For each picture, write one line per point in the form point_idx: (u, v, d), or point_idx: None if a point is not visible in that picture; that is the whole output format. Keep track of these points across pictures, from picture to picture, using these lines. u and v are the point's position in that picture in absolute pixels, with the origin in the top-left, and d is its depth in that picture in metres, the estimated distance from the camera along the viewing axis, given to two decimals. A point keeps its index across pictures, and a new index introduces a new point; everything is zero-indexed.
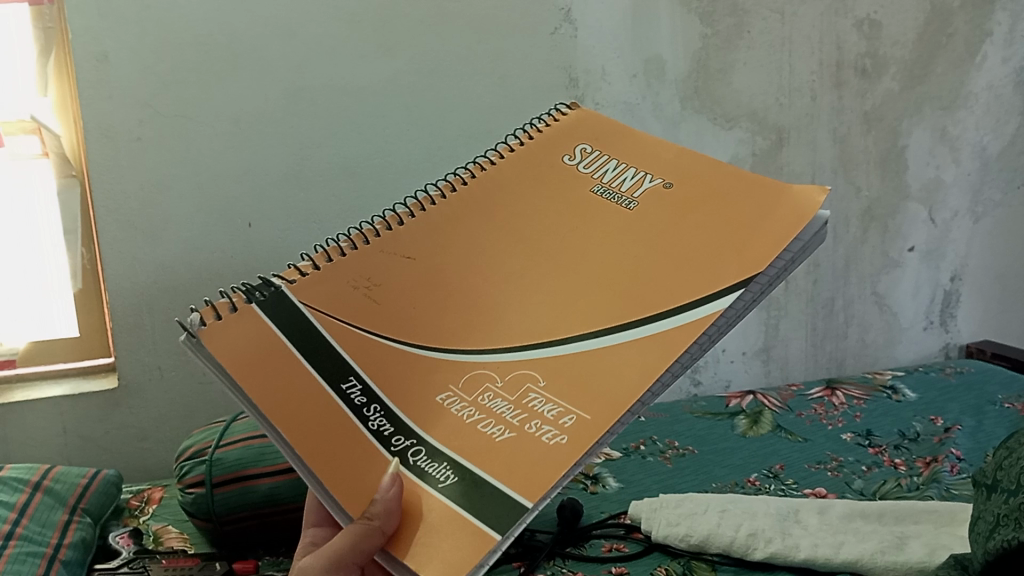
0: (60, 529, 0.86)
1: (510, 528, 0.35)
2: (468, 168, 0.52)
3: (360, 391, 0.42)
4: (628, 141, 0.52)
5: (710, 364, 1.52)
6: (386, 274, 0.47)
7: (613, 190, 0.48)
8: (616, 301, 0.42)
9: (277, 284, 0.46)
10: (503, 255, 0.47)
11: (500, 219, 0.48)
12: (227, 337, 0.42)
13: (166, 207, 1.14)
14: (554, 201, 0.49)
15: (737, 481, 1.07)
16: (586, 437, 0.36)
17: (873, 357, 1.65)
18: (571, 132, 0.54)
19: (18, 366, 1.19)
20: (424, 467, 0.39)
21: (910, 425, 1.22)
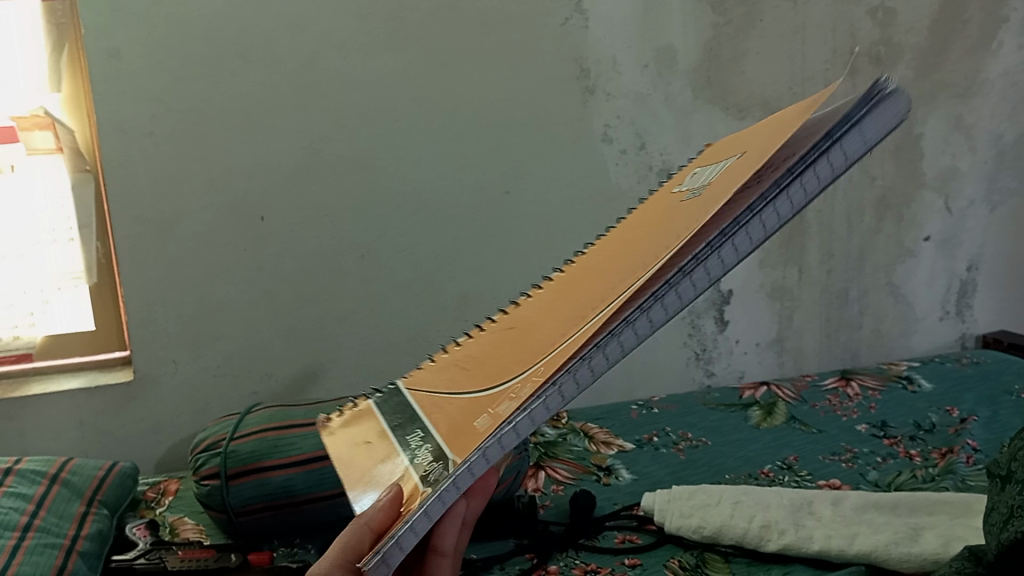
0: (77, 521, 0.86)
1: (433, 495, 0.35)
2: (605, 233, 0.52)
3: (420, 436, 0.42)
4: (732, 145, 0.48)
5: (723, 354, 1.52)
6: (482, 335, 0.48)
7: (689, 184, 0.45)
8: (622, 272, 0.38)
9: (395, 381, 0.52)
10: (568, 286, 0.45)
11: (588, 258, 0.47)
12: (344, 424, 0.50)
13: (178, 202, 1.14)
14: (637, 221, 0.46)
15: (750, 472, 1.07)
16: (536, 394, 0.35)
17: (888, 347, 1.64)
18: (709, 156, 0.50)
19: (35, 360, 1.21)
20: (429, 472, 0.38)
21: (926, 416, 1.21)
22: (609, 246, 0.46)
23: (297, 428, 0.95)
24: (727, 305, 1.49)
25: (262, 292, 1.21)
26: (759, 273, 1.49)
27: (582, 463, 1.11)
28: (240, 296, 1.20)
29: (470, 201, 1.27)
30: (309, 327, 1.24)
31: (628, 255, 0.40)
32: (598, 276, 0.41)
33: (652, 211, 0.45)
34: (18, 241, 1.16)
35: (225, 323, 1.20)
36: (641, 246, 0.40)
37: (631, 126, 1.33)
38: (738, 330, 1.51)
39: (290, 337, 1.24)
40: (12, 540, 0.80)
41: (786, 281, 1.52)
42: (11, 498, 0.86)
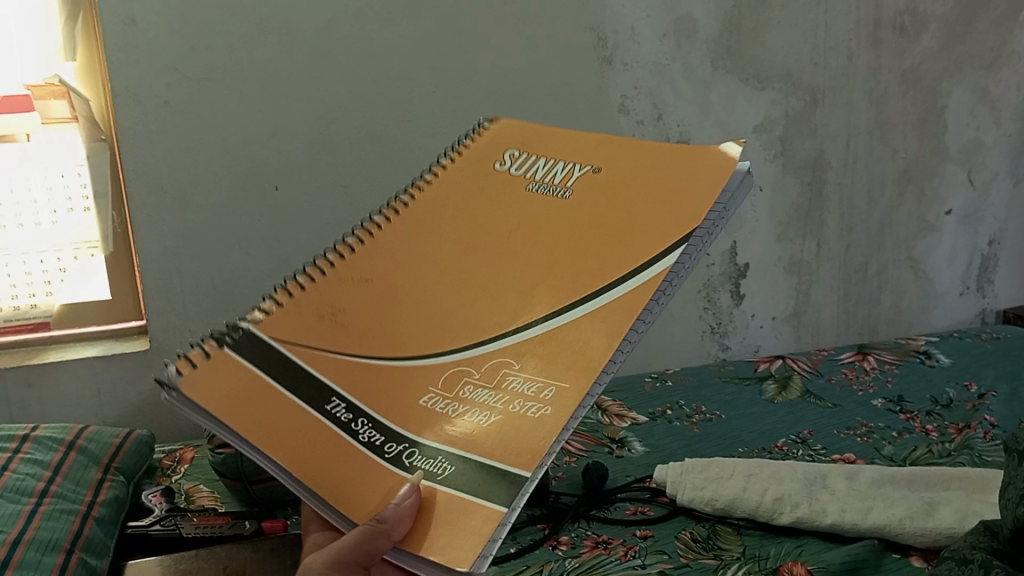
0: (94, 487, 0.87)
1: (516, 500, 0.39)
2: (407, 191, 0.54)
3: (344, 408, 0.43)
4: (550, 143, 0.57)
5: (740, 328, 1.51)
6: (350, 299, 0.47)
7: (548, 184, 0.53)
8: (569, 267, 0.47)
9: (243, 325, 0.44)
10: (461, 260, 0.50)
11: (447, 231, 0.51)
12: (207, 381, 0.41)
13: (194, 171, 1.14)
14: (496, 205, 0.52)
15: (764, 446, 1.06)
16: (567, 403, 0.42)
17: (907, 323, 1.62)
18: (501, 139, 0.58)
19: (53, 328, 1.22)
20: (422, 465, 0.42)
21: (944, 390, 1.20)
22: (485, 225, 0.51)
23: None
24: (744, 278, 1.48)
25: (278, 262, 1.21)
26: (777, 246, 1.48)
27: (595, 435, 1.11)
28: (256, 267, 1.20)
29: None
30: None
31: (554, 258, 0.48)
32: (524, 262, 0.49)
33: (514, 204, 0.52)
34: (37, 209, 1.17)
35: (242, 293, 1.20)
36: (567, 242, 0.49)
37: (649, 97, 1.32)
38: (754, 304, 1.50)
39: None
40: (30, 506, 0.80)
41: (804, 254, 1.50)
42: (28, 465, 0.86)
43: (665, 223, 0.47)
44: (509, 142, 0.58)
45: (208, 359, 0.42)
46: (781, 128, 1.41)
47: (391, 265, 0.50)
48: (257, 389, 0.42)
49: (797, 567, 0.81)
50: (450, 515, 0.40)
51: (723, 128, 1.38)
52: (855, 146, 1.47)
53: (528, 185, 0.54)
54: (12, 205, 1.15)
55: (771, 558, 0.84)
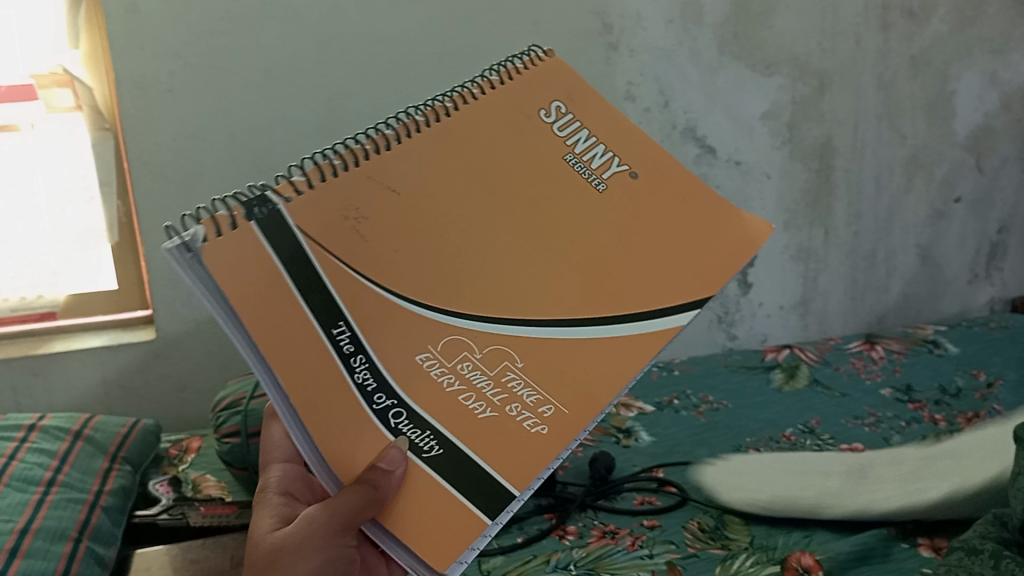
0: (101, 476, 0.87)
1: (500, 516, 0.41)
2: (450, 98, 0.51)
3: (349, 337, 0.43)
4: (604, 112, 0.54)
5: (747, 317, 1.50)
6: (373, 205, 0.45)
7: (583, 165, 0.52)
8: (579, 277, 0.48)
9: (276, 201, 0.42)
10: (485, 208, 0.48)
11: (479, 167, 0.49)
12: (230, 258, 0.40)
13: (199, 159, 1.13)
14: (528, 161, 0.50)
15: (771, 436, 1.07)
16: (562, 430, 0.44)
17: (916, 311, 1.61)
18: (555, 79, 0.54)
19: (59, 317, 1.21)
20: (408, 433, 0.43)
21: (952, 378, 1.19)
22: (516, 183, 0.50)
23: None
24: (752, 266, 1.47)
25: None
26: (785, 234, 1.47)
27: (602, 425, 1.11)
28: None
29: None
30: None
31: (570, 257, 0.49)
32: (542, 248, 0.48)
33: (546, 169, 0.51)
34: (37, 202, 1.16)
35: None
36: (583, 241, 0.49)
37: (656, 83, 1.30)
38: (761, 292, 1.49)
39: None
40: (38, 495, 0.80)
41: (812, 242, 1.49)
42: (36, 454, 0.86)
43: (682, 278, 0.49)
44: (558, 89, 0.54)
45: (234, 230, 0.41)
46: (789, 114, 1.40)
47: (417, 180, 0.47)
48: (274, 291, 0.41)
49: (805, 557, 0.81)
50: (431, 501, 0.41)
51: (731, 114, 1.37)
52: (864, 132, 1.46)
53: (564, 153, 0.52)
54: (12, 197, 1.15)
55: (779, 547, 0.84)
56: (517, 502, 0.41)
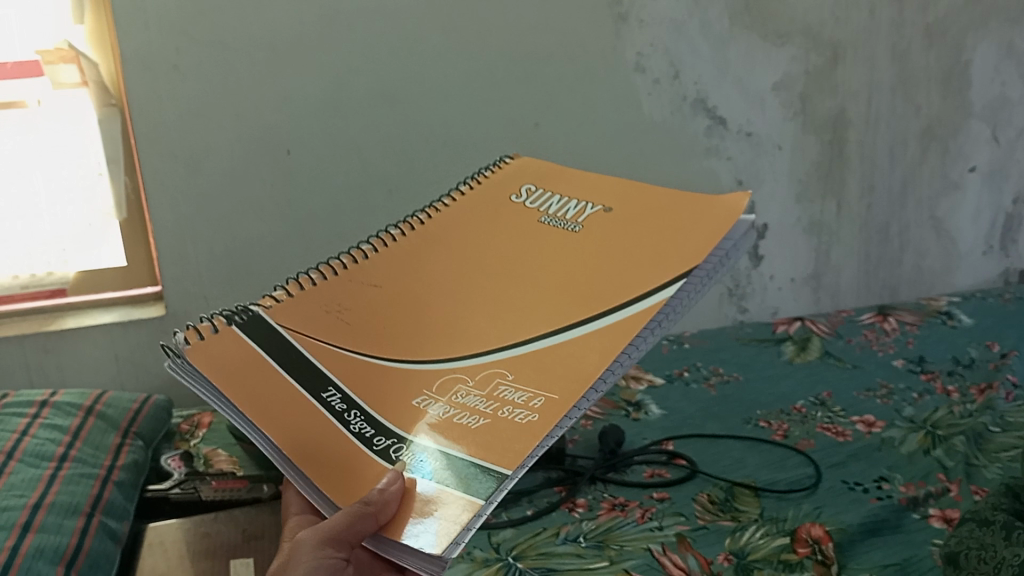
0: (113, 452, 0.87)
1: (493, 494, 0.44)
2: (417, 216, 0.64)
3: (339, 398, 0.51)
4: (561, 189, 0.66)
5: (758, 290, 1.49)
6: (356, 299, 0.56)
7: (559, 219, 0.63)
8: (563, 300, 0.55)
9: (254, 309, 0.54)
10: (455, 281, 0.59)
11: (452, 252, 0.61)
12: (215, 353, 0.50)
13: (206, 136, 1.13)
14: (498, 240, 0.62)
15: (783, 408, 1.06)
16: (553, 412, 0.47)
17: (929, 284, 1.60)
18: (506, 185, 0.68)
19: (70, 294, 1.22)
20: (408, 458, 0.48)
21: (965, 350, 1.18)
22: (483, 258, 0.60)
23: None
24: (763, 239, 1.46)
25: (292, 226, 1.21)
26: (797, 206, 1.46)
27: (612, 399, 1.10)
28: (272, 233, 1.20)
29: (499, 145, 1.26)
30: None
31: (542, 295, 0.56)
32: (519, 287, 0.57)
33: (510, 242, 0.62)
34: (37, 202, 1.17)
35: (255, 258, 1.21)
36: (561, 278, 0.57)
37: (665, 55, 1.29)
38: (773, 265, 1.48)
39: None
40: (50, 470, 0.80)
41: (824, 215, 1.48)
42: (48, 430, 0.87)
43: (648, 273, 0.55)
44: (517, 186, 0.68)
45: (216, 333, 0.51)
46: (801, 85, 1.38)
47: (396, 274, 0.59)
48: (260, 367, 0.51)
49: (815, 529, 0.82)
50: (426, 507, 0.45)
51: (741, 87, 1.35)
52: (877, 104, 1.44)
53: (540, 218, 0.63)
54: (11, 197, 1.15)
55: (789, 520, 0.84)
56: (510, 479, 0.44)
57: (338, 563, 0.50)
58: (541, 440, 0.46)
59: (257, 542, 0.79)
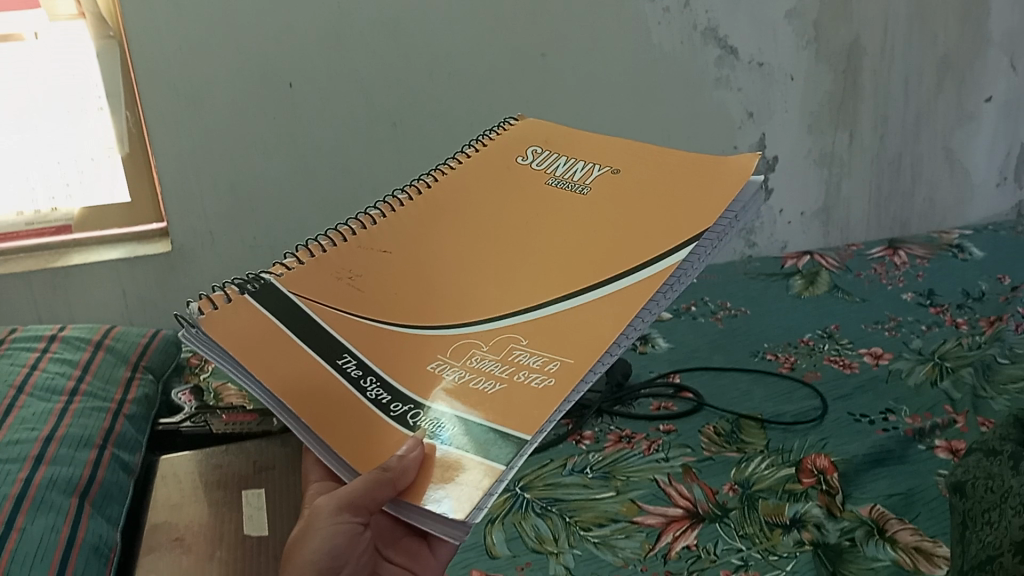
0: (123, 385, 0.88)
1: (514, 460, 0.40)
2: (428, 174, 0.58)
3: (354, 364, 0.45)
4: (575, 140, 0.60)
5: (767, 224, 1.49)
6: (361, 263, 0.51)
7: (566, 181, 0.56)
8: (578, 259, 0.50)
9: (264, 277, 0.49)
10: (469, 240, 0.53)
11: (463, 209, 0.55)
12: (228, 323, 0.45)
13: (206, 69, 1.11)
14: (511, 197, 0.55)
15: (790, 341, 1.06)
16: (573, 377, 0.43)
17: (940, 218, 1.58)
18: (518, 138, 0.61)
19: (75, 231, 1.22)
20: (424, 424, 0.43)
21: (975, 283, 1.18)
22: (500, 213, 0.54)
23: None
24: (773, 172, 1.44)
25: (296, 162, 1.20)
26: (808, 138, 1.43)
27: None
28: (275, 167, 1.19)
29: (505, 76, 1.23)
30: (342, 197, 1.24)
31: (565, 247, 0.51)
32: (537, 241, 0.52)
33: (530, 191, 0.56)
34: (38, 135, 1.16)
35: (260, 194, 1.20)
36: (580, 235, 0.51)
37: None
38: (781, 198, 1.47)
39: (324, 211, 1.24)
40: (61, 403, 0.81)
41: (836, 147, 1.46)
42: (58, 364, 0.87)
43: (677, 220, 0.50)
44: (532, 139, 0.61)
45: (228, 301, 0.46)
46: (816, 13, 1.34)
47: (405, 237, 0.53)
48: (271, 331, 0.46)
49: (820, 459, 0.82)
50: (447, 472, 0.41)
51: (753, 15, 1.31)
52: (894, 33, 1.40)
53: (546, 180, 0.56)
54: (13, 130, 1.14)
55: (794, 451, 0.85)
56: (529, 444, 0.41)
57: (356, 528, 0.47)
58: (560, 402, 0.42)
59: (268, 472, 0.80)
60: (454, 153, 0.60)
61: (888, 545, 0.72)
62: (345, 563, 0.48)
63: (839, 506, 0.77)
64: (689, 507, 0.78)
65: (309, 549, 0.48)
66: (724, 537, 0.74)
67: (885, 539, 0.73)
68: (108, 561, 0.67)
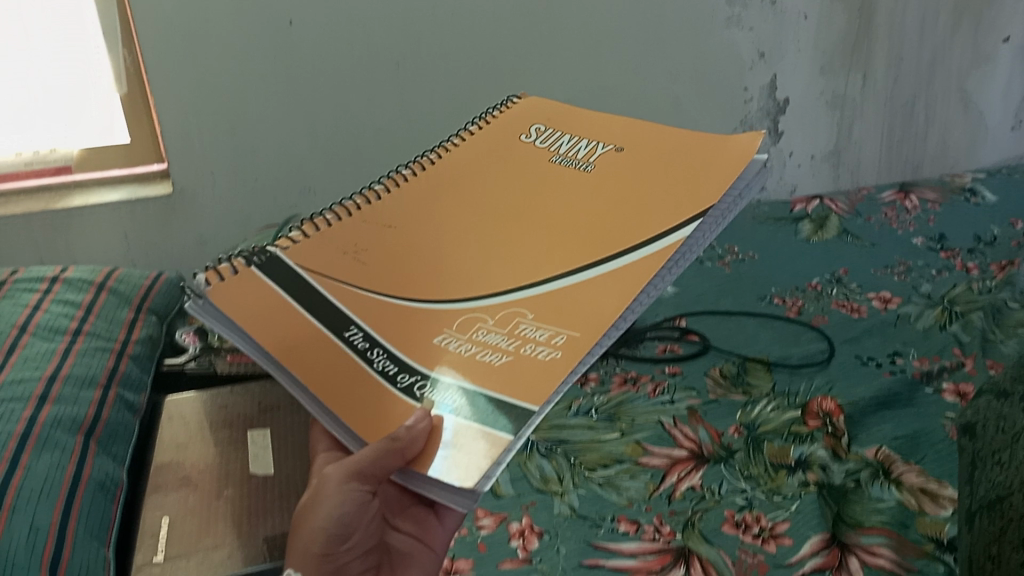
0: (127, 327, 0.88)
1: (522, 430, 0.39)
2: (433, 151, 0.54)
3: (362, 337, 0.44)
4: (580, 118, 0.58)
5: (776, 168, 1.47)
6: (367, 237, 0.48)
7: (571, 158, 0.54)
8: (583, 239, 0.48)
9: (270, 250, 0.45)
10: (477, 213, 0.51)
11: (470, 182, 0.52)
12: (234, 295, 0.42)
13: (203, 5, 1.08)
14: (514, 175, 0.53)
15: (797, 286, 1.05)
16: (578, 350, 0.42)
17: (953, 162, 1.55)
18: (523, 117, 0.59)
19: (75, 173, 1.21)
20: (432, 396, 0.42)
21: (987, 228, 1.16)
22: (507, 185, 0.52)
23: None
24: (783, 115, 1.43)
25: (297, 102, 1.18)
26: (820, 79, 1.40)
27: None
28: (276, 107, 1.17)
29: (509, 13, 1.20)
30: (344, 138, 1.22)
31: (578, 219, 0.49)
32: (547, 212, 0.50)
33: (536, 162, 0.54)
34: (32, 73, 1.11)
35: (261, 135, 1.18)
36: (586, 215, 0.49)
37: None
38: (791, 141, 1.45)
39: (327, 153, 1.22)
40: (64, 343, 0.81)
41: (849, 88, 1.43)
42: (60, 305, 0.87)
43: (687, 187, 0.49)
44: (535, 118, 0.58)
45: (235, 274, 0.43)
46: None
47: (412, 209, 0.50)
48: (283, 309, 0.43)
49: (826, 402, 0.82)
50: (451, 440, 0.41)
51: None
52: None
53: (551, 157, 0.54)
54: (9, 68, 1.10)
55: (800, 394, 0.84)
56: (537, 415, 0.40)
57: (364, 496, 0.46)
58: (567, 375, 0.41)
59: (273, 413, 0.79)
60: (460, 127, 0.58)
61: (893, 486, 0.72)
62: (353, 531, 0.47)
63: (844, 448, 0.77)
64: (694, 448, 0.78)
65: (316, 517, 0.46)
66: (729, 478, 0.74)
67: (891, 480, 0.73)
68: (114, 499, 0.68)
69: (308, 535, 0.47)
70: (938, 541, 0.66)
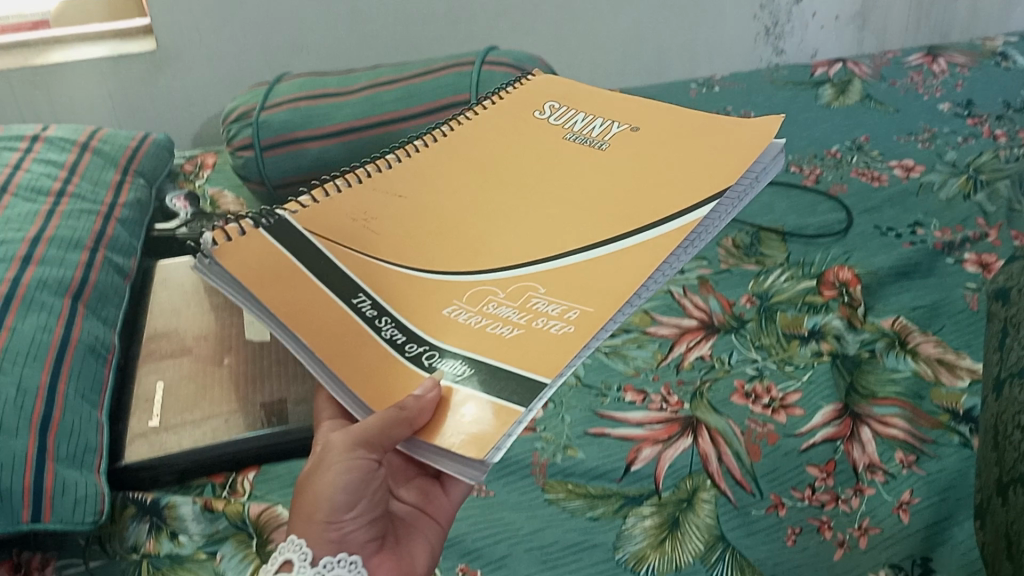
0: (113, 189, 0.84)
1: (533, 403, 0.39)
2: (447, 126, 0.58)
3: (370, 304, 0.44)
4: (590, 100, 0.61)
5: (797, 30, 1.39)
6: (379, 207, 0.50)
7: (584, 136, 0.56)
8: (597, 217, 0.49)
9: (279, 213, 0.48)
10: (486, 190, 0.52)
11: (480, 161, 0.54)
12: (242, 255, 0.45)
13: None
14: (527, 153, 0.55)
15: (816, 153, 1.00)
16: (590, 326, 0.42)
17: (983, 24, 1.47)
18: (537, 97, 0.62)
19: (53, 28, 1.13)
20: (441, 365, 0.42)
21: (1017, 94, 1.10)
22: (515, 166, 0.54)
23: (329, 97, 0.89)
24: None
25: None
26: None
27: None
28: None
29: None
30: None
31: (585, 201, 0.51)
32: (556, 196, 0.51)
33: (548, 143, 0.56)
34: None
35: None
36: (599, 195, 0.51)
37: None
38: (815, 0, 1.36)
39: (321, 9, 1.15)
40: (48, 205, 0.77)
41: None
42: (42, 166, 0.82)
43: (693, 178, 0.50)
44: (546, 98, 0.61)
45: (242, 235, 0.46)
46: None
47: (421, 184, 0.52)
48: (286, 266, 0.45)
49: (843, 272, 0.79)
50: (462, 414, 0.40)
51: None
52: None
53: (563, 136, 0.57)
54: None
55: (816, 264, 0.81)
56: (549, 388, 0.39)
57: (370, 467, 0.45)
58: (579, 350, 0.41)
59: None
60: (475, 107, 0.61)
61: (909, 357, 0.70)
62: (360, 498, 0.45)
63: (860, 318, 0.74)
64: (704, 318, 0.75)
65: (322, 483, 0.45)
66: (740, 348, 0.72)
67: (906, 350, 0.70)
68: (105, 362, 0.66)
69: (312, 499, 0.45)
70: (953, 413, 0.65)
